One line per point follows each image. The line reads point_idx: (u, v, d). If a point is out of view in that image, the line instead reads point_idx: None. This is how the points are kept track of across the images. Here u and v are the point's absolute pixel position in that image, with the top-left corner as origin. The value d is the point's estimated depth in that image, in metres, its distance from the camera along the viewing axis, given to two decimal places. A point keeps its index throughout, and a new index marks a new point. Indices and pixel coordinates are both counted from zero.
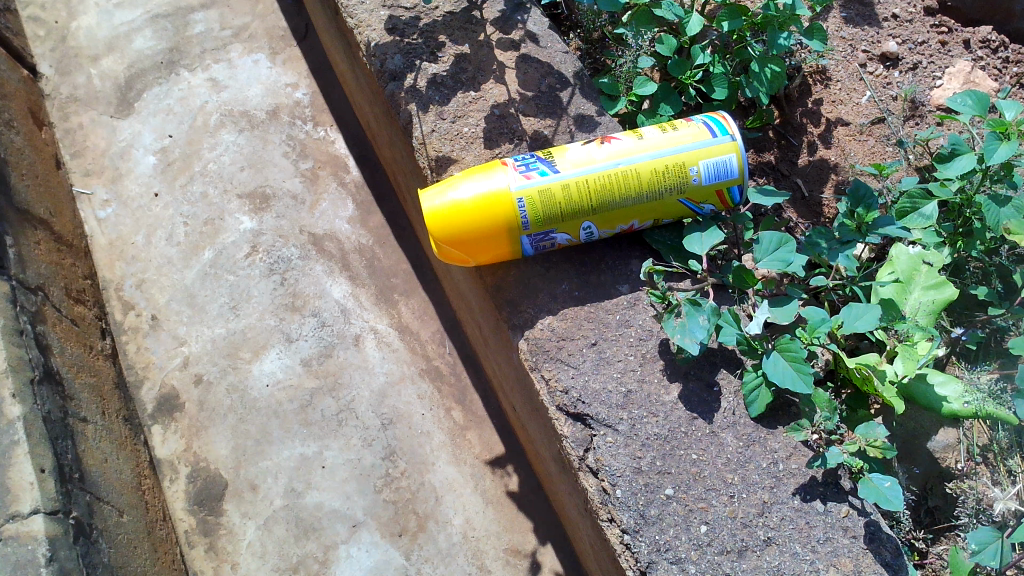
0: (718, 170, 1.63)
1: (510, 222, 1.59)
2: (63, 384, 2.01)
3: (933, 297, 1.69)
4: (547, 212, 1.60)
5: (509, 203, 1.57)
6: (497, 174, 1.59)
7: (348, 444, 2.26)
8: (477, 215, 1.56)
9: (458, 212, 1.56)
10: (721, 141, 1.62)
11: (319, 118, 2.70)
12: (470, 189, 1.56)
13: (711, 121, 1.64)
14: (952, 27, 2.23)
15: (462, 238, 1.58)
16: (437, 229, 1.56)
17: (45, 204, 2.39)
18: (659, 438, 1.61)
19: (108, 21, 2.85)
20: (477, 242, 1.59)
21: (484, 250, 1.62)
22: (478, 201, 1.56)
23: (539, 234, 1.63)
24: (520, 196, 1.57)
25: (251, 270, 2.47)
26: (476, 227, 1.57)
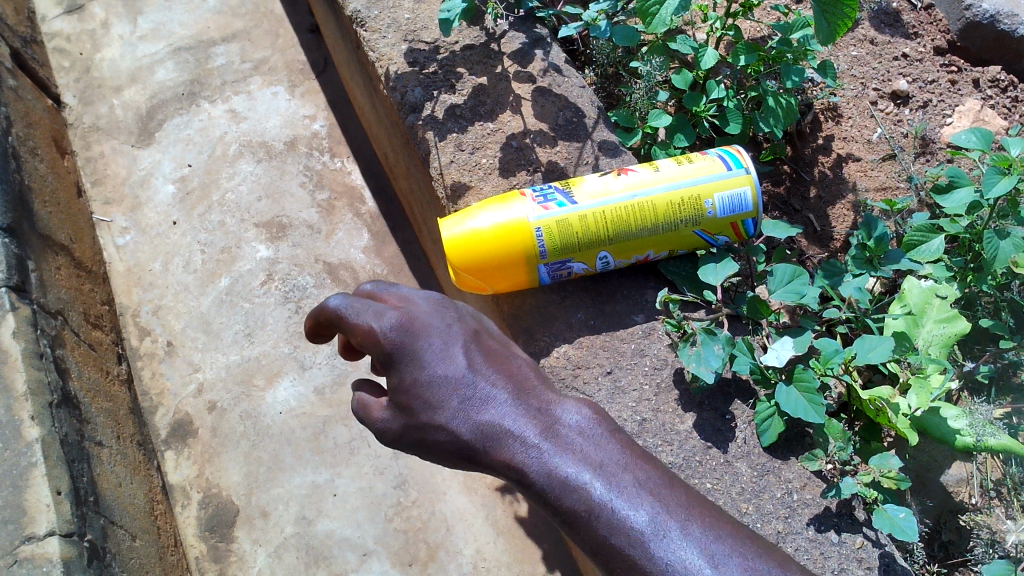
0: (733, 204, 1.66)
1: (529, 250, 1.61)
2: (80, 408, 2.03)
3: (945, 330, 1.68)
4: (565, 243, 1.63)
5: (528, 232, 1.60)
6: (515, 203, 1.61)
7: (360, 472, 2.27)
8: (496, 243, 1.59)
9: (478, 241, 1.58)
10: (736, 175, 1.65)
11: (336, 149, 2.75)
12: (489, 218, 1.59)
13: (725, 154, 1.67)
14: (961, 67, 2.27)
15: (480, 267, 1.60)
16: (455, 257, 1.58)
17: (66, 230, 2.43)
18: (674, 467, 1.62)
19: (132, 53, 2.92)
20: (495, 270, 1.62)
21: (502, 280, 1.65)
22: (498, 231, 1.58)
23: (555, 264, 1.66)
24: (538, 225, 1.60)
25: (267, 297, 2.50)
26: (494, 255, 1.59)
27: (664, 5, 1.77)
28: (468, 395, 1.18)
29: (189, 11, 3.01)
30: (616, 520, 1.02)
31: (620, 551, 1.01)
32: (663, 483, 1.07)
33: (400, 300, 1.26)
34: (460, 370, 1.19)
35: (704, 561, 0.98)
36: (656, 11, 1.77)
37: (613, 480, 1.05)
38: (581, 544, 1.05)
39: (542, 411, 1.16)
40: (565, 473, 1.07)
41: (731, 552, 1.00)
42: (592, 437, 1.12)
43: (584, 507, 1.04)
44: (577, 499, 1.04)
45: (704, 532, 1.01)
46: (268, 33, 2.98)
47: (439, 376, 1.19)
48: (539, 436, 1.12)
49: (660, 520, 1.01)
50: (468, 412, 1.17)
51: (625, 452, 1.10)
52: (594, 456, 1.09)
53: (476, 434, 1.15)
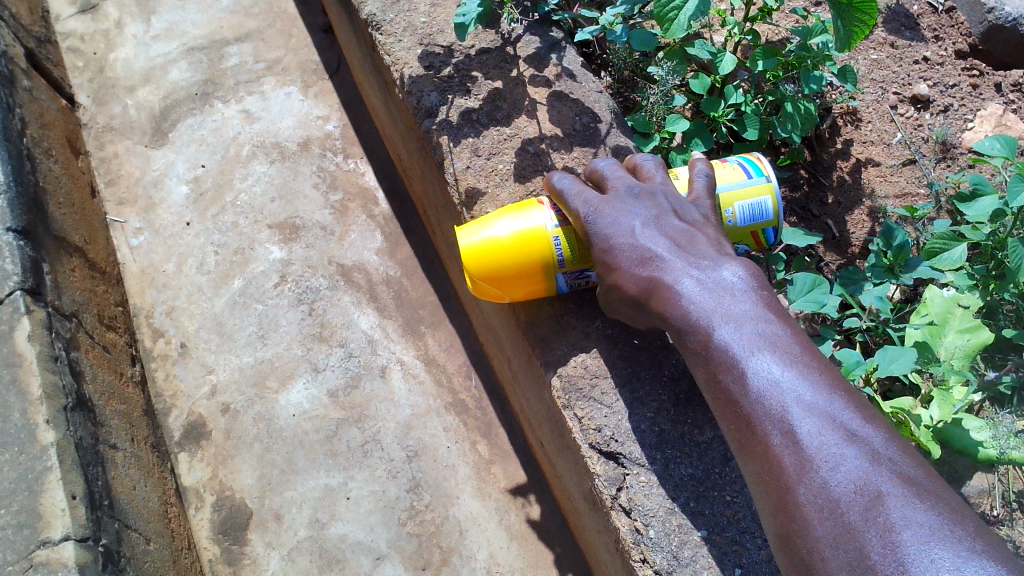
0: (753, 212, 1.64)
1: (547, 259, 1.59)
2: (94, 411, 2.03)
3: (967, 341, 1.63)
4: (583, 251, 1.59)
5: (547, 240, 1.57)
6: (533, 211, 1.60)
7: (373, 475, 2.26)
8: (513, 252, 1.57)
9: (495, 249, 1.56)
10: (756, 183, 1.63)
11: (349, 150, 2.74)
12: (506, 227, 1.57)
13: (747, 162, 1.66)
14: (983, 71, 2.23)
15: (498, 276, 1.58)
16: (472, 267, 1.57)
17: (80, 232, 2.44)
18: (694, 479, 1.55)
19: (145, 53, 2.91)
20: (513, 279, 1.60)
21: (519, 289, 1.63)
22: (515, 239, 1.57)
23: (574, 272, 1.63)
24: (557, 234, 1.57)
25: (280, 299, 2.49)
26: (510, 264, 1.57)
27: (682, 10, 1.75)
28: (640, 240, 1.39)
29: (202, 11, 3.00)
30: (736, 365, 1.21)
31: (741, 399, 1.19)
32: (792, 345, 1.22)
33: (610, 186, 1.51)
34: (635, 223, 1.41)
35: (794, 404, 1.14)
36: (674, 16, 1.76)
37: (741, 336, 1.24)
38: (708, 383, 1.25)
39: (700, 269, 1.34)
40: (705, 327, 1.27)
41: (823, 399, 1.13)
42: (739, 300, 1.29)
43: (714, 354, 1.25)
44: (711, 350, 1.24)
45: (804, 382, 1.16)
46: (282, 33, 2.97)
47: (620, 225, 1.42)
48: (690, 290, 1.31)
49: (772, 370, 1.18)
50: (634, 256, 1.39)
51: (764, 316, 1.26)
52: (731, 316, 1.27)
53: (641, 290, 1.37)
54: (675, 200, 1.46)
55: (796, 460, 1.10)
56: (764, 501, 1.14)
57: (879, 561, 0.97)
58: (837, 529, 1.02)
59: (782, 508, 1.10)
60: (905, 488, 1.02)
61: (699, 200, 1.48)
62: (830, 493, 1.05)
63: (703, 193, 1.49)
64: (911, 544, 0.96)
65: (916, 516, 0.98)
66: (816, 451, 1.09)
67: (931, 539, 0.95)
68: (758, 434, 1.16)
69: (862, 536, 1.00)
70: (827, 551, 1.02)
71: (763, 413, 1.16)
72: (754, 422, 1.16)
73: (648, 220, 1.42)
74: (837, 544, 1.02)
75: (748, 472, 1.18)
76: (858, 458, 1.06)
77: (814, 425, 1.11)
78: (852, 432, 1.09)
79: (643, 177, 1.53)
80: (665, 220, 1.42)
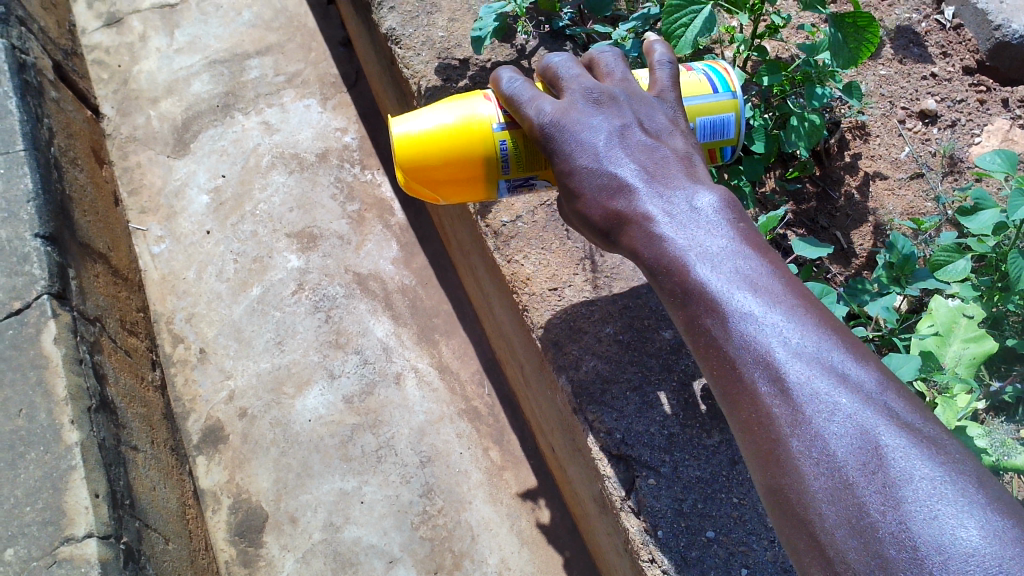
0: (714, 127, 1.45)
1: (489, 162, 1.42)
2: (116, 413, 2.08)
3: (973, 349, 1.66)
4: (531, 159, 1.42)
5: (490, 140, 1.40)
6: (480, 100, 1.42)
7: (387, 480, 2.30)
8: (450, 146, 1.40)
9: (430, 139, 1.40)
10: (721, 98, 1.45)
11: (367, 162, 2.80)
12: (447, 113, 1.40)
13: (712, 72, 1.46)
14: (991, 87, 2.26)
15: (428, 168, 1.41)
16: (401, 155, 1.41)
17: (104, 239, 2.50)
18: (701, 482, 1.58)
19: (168, 66, 2.98)
20: (445, 174, 1.42)
21: (454, 194, 1.47)
22: (454, 129, 1.39)
23: (518, 181, 1.45)
24: (503, 136, 1.39)
25: (297, 306, 2.54)
26: (445, 160, 1.41)
27: (688, 26, 1.80)
28: (601, 155, 1.16)
29: (224, 24, 3.07)
30: (712, 301, 1.00)
31: (717, 341, 0.98)
32: (774, 272, 1.00)
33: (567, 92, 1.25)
34: (594, 135, 1.17)
35: (779, 345, 0.93)
36: (681, 32, 1.80)
37: (715, 268, 1.02)
38: (683, 319, 1.04)
39: (667, 189, 1.13)
40: (679, 263, 1.05)
41: (813, 338, 0.93)
42: (712, 225, 1.07)
43: (687, 291, 1.03)
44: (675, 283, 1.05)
45: (789, 318, 0.95)
46: (301, 47, 3.03)
47: (579, 137, 1.18)
48: (659, 216, 1.10)
49: (752, 305, 0.97)
50: (595, 177, 1.16)
51: (740, 240, 1.05)
52: (703, 243, 1.05)
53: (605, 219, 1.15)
54: (639, 103, 1.22)
55: (785, 411, 0.90)
56: (749, 452, 0.94)
57: (880, 527, 0.79)
58: (834, 489, 0.84)
59: (770, 461, 0.90)
60: (909, 436, 0.83)
61: (663, 94, 1.26)
62: (825, 450, 0.86)
63: (668, 85, 1.28)
64: (918, 507, 0.78)
65: (920, 471, 0.80)
66: (807, 400, 0.89)
67: (939, 500, 0.77)
68: (739, 381, 0.95)
69: (863, 498, 0.81)
70: (825, 512, 0.83)
71: (745, 357, 0.95)
72: (734, 368, 0.96)
73: (609, 130, 1.18)
74: (835, 507, 0.83)
75: (732, 423, 0.98)
76: (853, 406, 0.87)
77: (805, 369, 0.91)
78: (846, 376, 0.89)
79: (601, 75, 1.29)
80: (629, 128, 1.18)
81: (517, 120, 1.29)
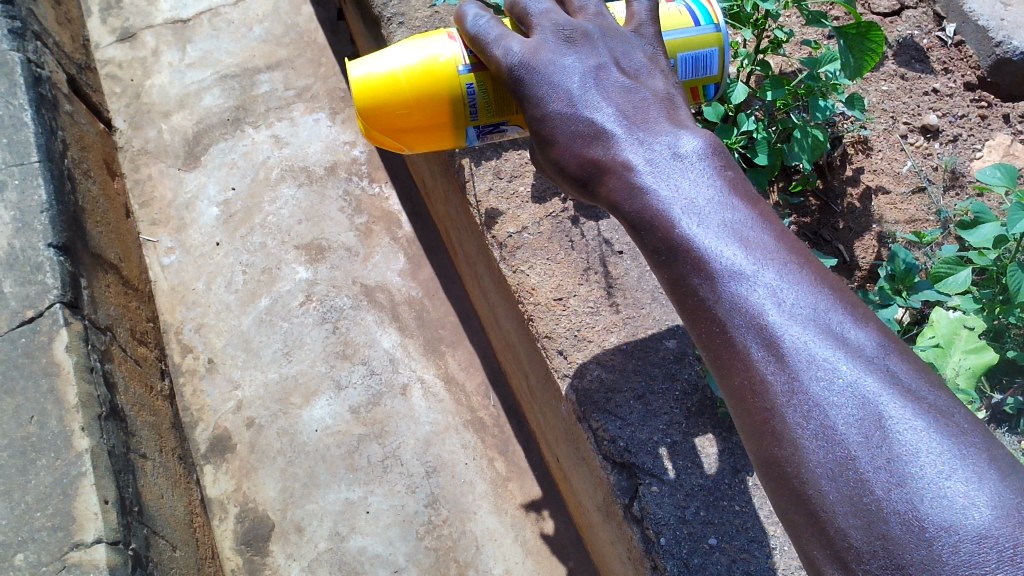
0: (695, 63, 1.42)
1: (456, 106, 1.37)
2: (126, 421, 2.11)
3: (972, 360, 1.67)
4: (499, 104, 1.37)
5: (456, 83, 1.35)
6: (445, 40, 1.37)
7: (393, 490, 2.31)
8: (414, 88, 1.36)
9: (394, 82, 1.36)
10: (704, 31, 1.40)
11: (375, 175, 2.83)
12: (411, 55, 1.36)
13: (693, 4, 1.41)
14: (992, 102, 2.28)
15: (394, 113, 1.38)
16: (363, 99, 1.37)
17: (115, 249, 2.53)
18: (704, 489, 1.59)
19: (180, 80, 3.03)
20: (411, 118, 1.39)
21: (422, 138, 1.44)
22: (418, 71, 1.35)
23: (487, 126, 1.41)
24: (470, 79, 1.35)
25: (305, 317, 2.57)
26: (409, 103, 1.37)
27: None
28: (576, 101, 1.06)
29: (236, 40, 3.12)
30: (700, 258, 0.92)
31: (707, 303, 0.91)
32: (765, 222, 0.92)
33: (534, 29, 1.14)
34: (567, 77, 1.07)
35: (773, 308, 0.86)
36: None
37: (701, 221, 0.94)
38: (666, 276, 0.97)
39: (649, 136, 1.03)
40: (662, 217, 0.96)
41: (808, 298, 0.86)
42: (696, 172, 0.98)
43: (673, 248, 0.95)
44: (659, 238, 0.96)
45: (783, 277, 0.88)
46: (311, 62, 3.07)
47: (552, 80, 1.08)
48: (640, 166, 1.00)
49: (742, 263, 0.89)
50: (571, 125, 1.06)
51: (727, 188, 0.96)
52: (688, 193, 0.96)
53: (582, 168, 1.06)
54: (615, 40, 1.12)
55: (780, 379, 0.85)
56: (740, 415, 0.89)
57: (886, 505, 0.76)
58: (836, 463, 0.80)
59: (764, 430, 0.86)
60: (915, 407, 0.79)
61: (640, 29, 1.16)
62: (825, 423, 0.81)
63: (645, 18, 1.16)
64: (925, 486, 0.74)
65: (928, 446, 0.76)
66: (804, 369, 0.83)
67: (948, 477, 0.74)
68: (729, 345, 0.89)
69: (866, 475, 0.78)
70: (827, 487, 0.80)
71: (735, 320, 0.88)
72: (724, 331, 0.89)
73: (583, 72, 1.08)
74: (836, 484, 0.79)
75: (720, 384, 0.92)
76: (854, 373, 0.82)
77: (802, 335, 0.85)
78: (846, 341, 0.84)
79: (571, 10, 1.16)
80: (605, 70, 1.08)
81: (483, 60, 1.19)
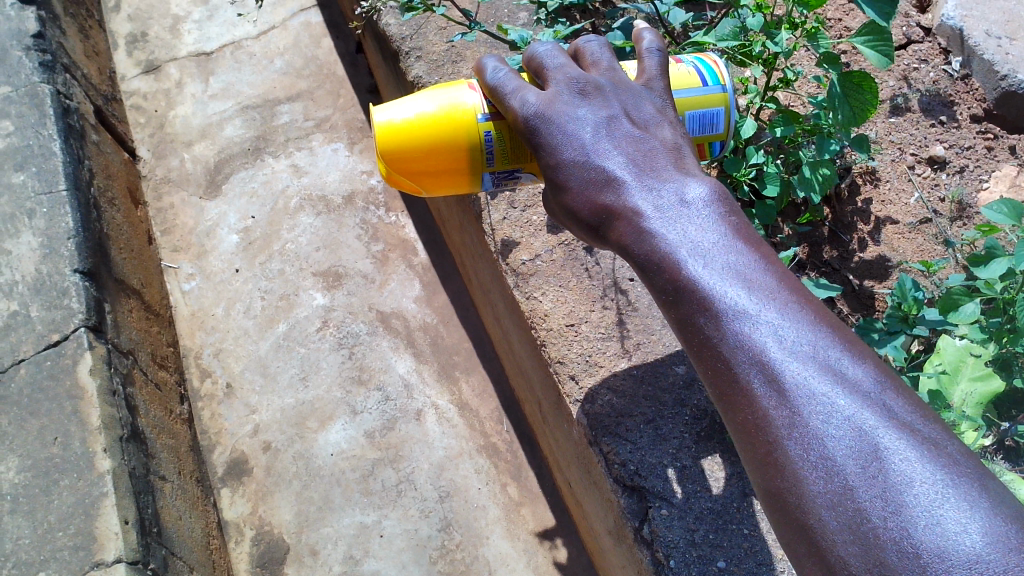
0: (702, 120, 1.47)
1: (473, 153, 1.43)
2: (146, 444, 2.15)
3: (980, 388, 1.71)
4: (515, 152, 1.43)
5: (475, 131, 1.41)
6: (466, 90, 1.43)
7: (406, 514, 2.34)
8: (434, 134, 1.41)
9: (415, 128, 1.42)
10: (711, 92, 1.47)
11: (391, 204, 2.89)
12: (433, 103, 1.42)
13: (701, 64, 1.48)
14: (998, 134, 2.32)
15: (414, 157, 1.44)
16: (385, 142, 1.43)
17: (137, 275, 2.59)
18: (713, 513, 1.61)
19: (203, 111, 3.11)
20: (430, 164, 1.44)
21: (437, 184, 1.49)
22: (439, 118, 1.41)
23: (502, 173, 1.47)
24: (488, 127, 1.41)
25: (321, 343, 2.61)
26: (429, 148, 1.42)
27: None
28: (587, 149, 1.12)
29: (257, 72, 3.19)
30: (705, 299, 0.98)
31: (714, 342, 0.97)
32: (767, 264, 0.98)
33: (549, 83, 1.20)
34: (580, 127, 1.13)
35: (775, 346, 0.92)
36: None
37: (706, 262, 0.99)
38: (674, 316, 1.02)
39: (657, 181, 1.08)
40: (670, 260, 1.02)
41: (808, 336, 0.92)
42: (703, 216, 1.03)
43: (680, 288, 1.01)
44: (668, 279, 1.02)
45: (785, 315, 0.93)
46: (330, 94, 3.14)
47: (565, 130, 1.14)
48: (649, 210, 1.06)
49: (745, 302, 0.95)
50: (582, 171, 1.12)
51: (731, 231, 1.02)
52: (695, 237, 1.02)
53: (593, 212, 1.12)
54: (626, 93, 1.18)
55: (782, 414, 0.90)
56: (746, 449, 0.95)
57: (883, 533, 0.80)
58: (836, 495, 0.85)
59: (768, 463, 0.91)
60: (910, 440, 0.84)
61: (650, 82, 1.23)
62: (825, 455, 0.86)
63: (655, 73, 1.24)
64: (919, 515, 0.79)
65: (922, 476, 0.81)
66: (804, 403, 0.89)
67: (942, 506, 0.79)
68: (734, 381, 0.95)
69: (864, 505, 0.82)
70: (827, 517, 0.85)
71: (740, 358, 0.94)
72: (729, 368, 0.95)
73: (594, 122, 1.14)
74: (836, 513, 0.84)
75: (727, 419, 0.97)
76: (851, 408, 0.87)
77: (804, 372, 0.90)
78: (844, 376, 0.89)
79: (585, 65, 1.25)
80: (615, 118, 1.14)
81: (500, 111, 1.27)
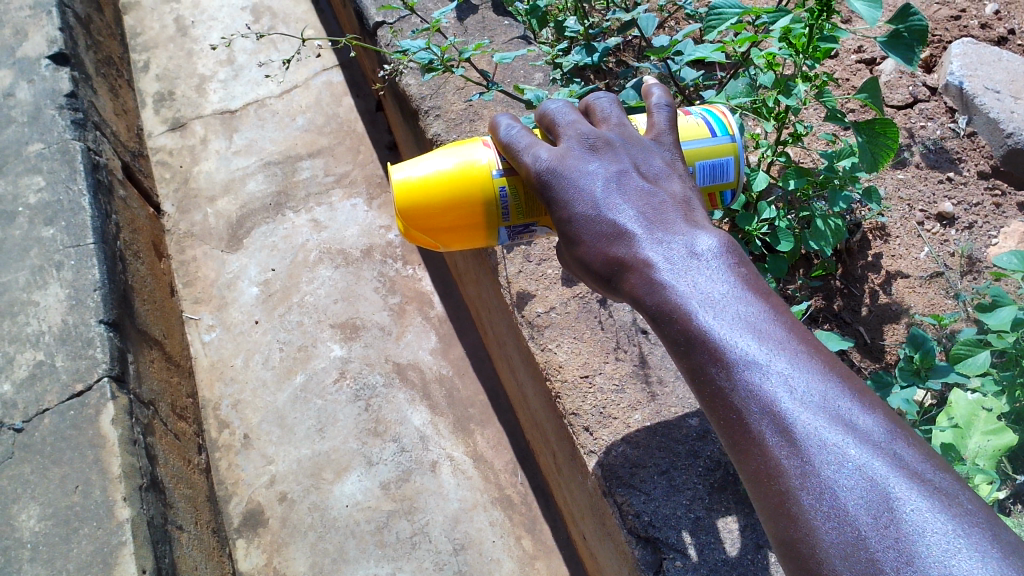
0: (713, 169, 1.52)
1: (489, 209, 1.48)
2: (165, 493, 2.17)
3: (993, 441, 1.75)
4: (529, 206, 1.48)
5: (490, 186, 1.46)
6: (480, 147, 1.48)
7: (420, 566, 2.34)
8: (450, 190, 1.47)
9: (432, 186, 1.47)
10: (720, 142, 1.51)
11: (408, 257, 2.94)
12: (449, 160, 1.47)
13: (709, 116, 1.53)
14: (1006, 190, 2.35)
15: (431, 213, 1.48)
16: (403, 199, 1.48)
17: (159, 326, 2.64)
18: (726, 564, 1.61)
19: (226, 166, 3.19)
20: (448, 220, 1.49)
21: (454, 239, 1.53)
22: (454, 175, 1.46)
23: (518, 227, 1.51)
24: (502, 182, 1.46)
25: (338, 395, 2.64)
26: (446, 204, 1.47)
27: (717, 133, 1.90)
28: (599, 203, 1.16)
29: (280, 129, 3.29)
30: (717, 350, 1.01)
31: (726, 393, 0.99)
32: (776, 316, 1.02)
33: (561, 139, 1.25)
34: (592, 181, 1.18)
35: (786, 396, 0.95)
36: None
37: (717, 314, 1.03)
38: (686, 367, 1.05)
39: (667, 234, 1.12)
40: (681, 312, 1.05)
41: (818, 386, 0.95)
42: (713, 269, 1.07)
43: (691, 339, 1.04)
44: (681, 331, 1.05)
45: (795, 366, 0.97)
46: (350, 150, 3.22)
47: (577, 185, 1.18)
48: (660, 263, 1.09)
49: (756, 353, 0.98)
50: (595, 225, 1.16)
51: (741, 284, 1.06)
52: (706, 290, 1.05)
53: (606, 265, 1.15)
54: (636, 148, 1.23)
55: (794, 463, 0.93)
56: (760, 500, 0.97)
57: None
58: (848, 544, 0.86)
59: (781, 513, 0.93)
60: (921, 490, 0.85)
61: (659, 136, 1.28)
62: (837, 504, 0.88)
63: (665, 127, 1.29)
64: (931, 565, 0.80)
65: (933, 526, 0.82)
66: (815, 453, 0.91)
67: (954, 556, 0.80)
68: (746, 431, 0.97)
69: (876, 555, 0.84)
70: (840, 567, 0.86)
71: (751, 408, 0.97)
72: (741, 419, 0.98)
73: (606, 176, 1.18)
74: (849, 563, 0.86)
75: (741, 470, 0.99)
76: (861, 458, 0.89)
77: (814, 422, 0.93)
78: (853, 426, 0.92)
79: (596, 121, 1.30)
80: (625, 173, 1.19)
81: (513, 166, 1.31)
